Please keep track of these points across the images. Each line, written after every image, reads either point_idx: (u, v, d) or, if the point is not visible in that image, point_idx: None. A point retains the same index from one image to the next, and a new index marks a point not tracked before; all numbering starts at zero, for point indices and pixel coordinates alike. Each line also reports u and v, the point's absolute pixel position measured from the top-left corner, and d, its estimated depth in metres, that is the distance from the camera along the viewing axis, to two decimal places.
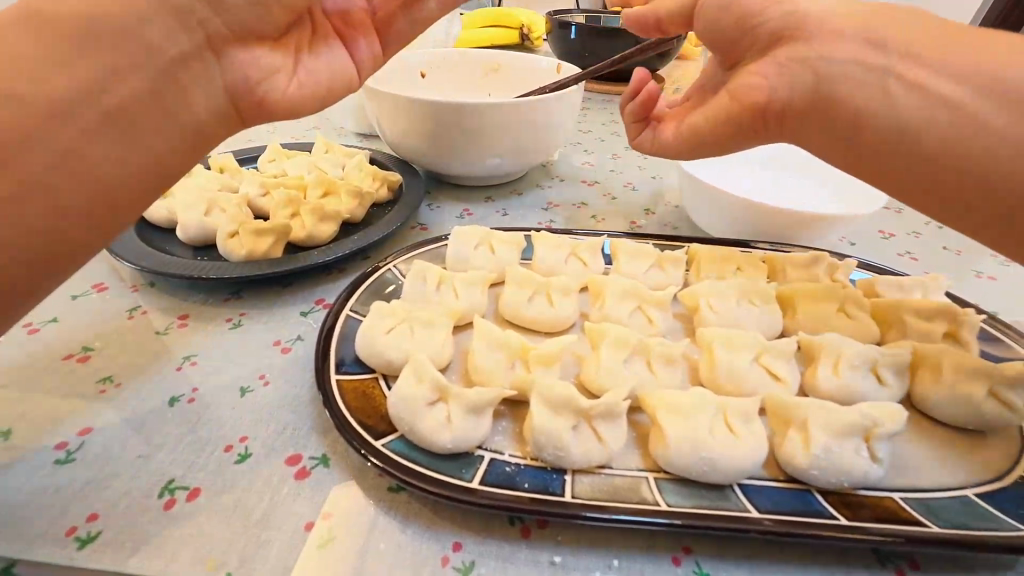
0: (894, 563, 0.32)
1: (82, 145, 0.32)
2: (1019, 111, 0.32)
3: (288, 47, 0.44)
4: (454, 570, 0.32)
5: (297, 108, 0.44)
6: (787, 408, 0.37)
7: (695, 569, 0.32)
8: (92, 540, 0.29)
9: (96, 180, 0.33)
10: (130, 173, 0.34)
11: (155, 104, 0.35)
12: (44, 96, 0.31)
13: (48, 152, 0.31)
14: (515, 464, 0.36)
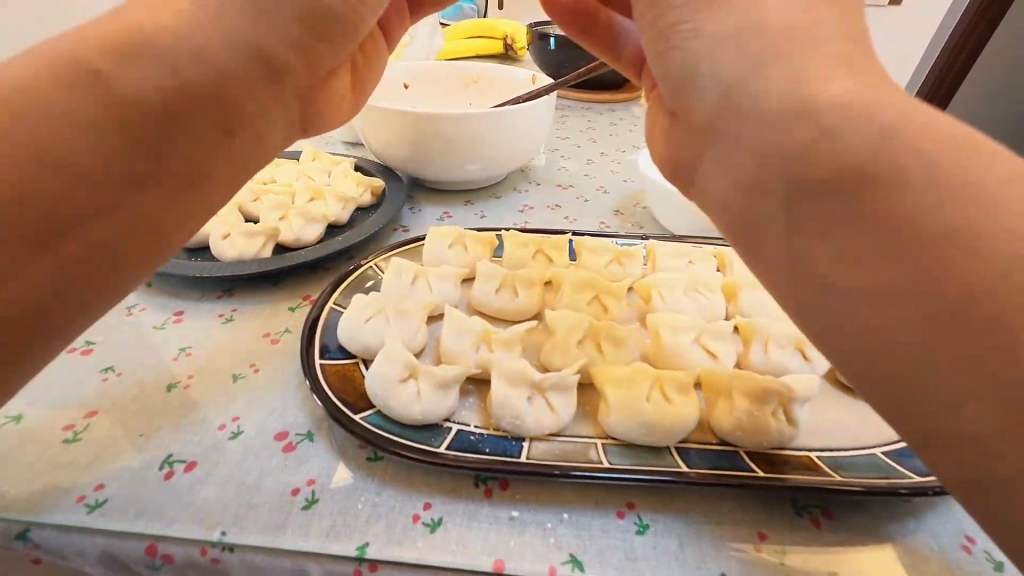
0: (809, 511, 0.38)
1: (144, 177, 0.28)
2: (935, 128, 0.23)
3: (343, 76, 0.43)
4: (423, 526, 0.36)
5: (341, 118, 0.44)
6: (718, 379, 0.42)
7: (637, 521, 0.37)
8: (99, 506, 0.36)
9: (140, 215, 0.29)
10: (169, 209, 0.30)
11: (226, 134, 0.31)
12: (115, 121, 0.27)
13: (107, 186, 0.27)
14: (479, 434, 0.40)
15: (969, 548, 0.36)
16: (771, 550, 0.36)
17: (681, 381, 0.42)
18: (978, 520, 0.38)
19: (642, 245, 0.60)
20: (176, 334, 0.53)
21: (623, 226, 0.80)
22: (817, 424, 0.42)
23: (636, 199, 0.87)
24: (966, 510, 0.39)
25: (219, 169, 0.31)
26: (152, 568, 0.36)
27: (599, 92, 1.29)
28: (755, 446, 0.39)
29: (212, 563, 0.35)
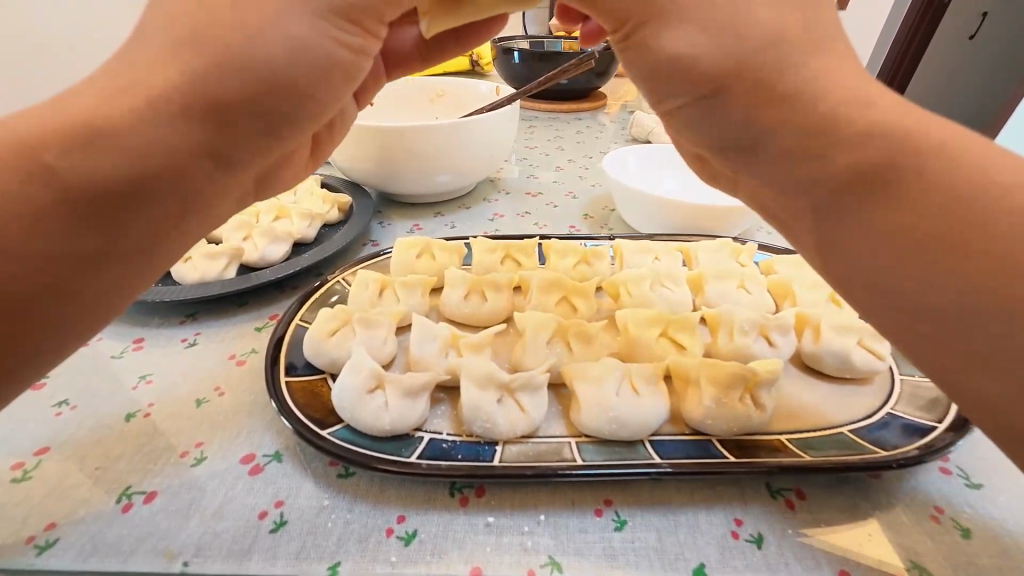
0: (783, 493, 0.39)
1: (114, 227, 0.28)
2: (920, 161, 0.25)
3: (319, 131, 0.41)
4: (397, 539, 0.35)
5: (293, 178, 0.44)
6: (686, 370, 0.43)
7: (615, 518, 0.37)
8: (50, 546, 0.34)
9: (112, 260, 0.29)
10: (133, 267, 0.30)
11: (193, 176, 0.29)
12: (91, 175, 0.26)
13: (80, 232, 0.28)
14: (451, 441, 0.39)
15: (937, 517, 0.37)
16: (748, 534, 0.36)
17: (650, 374, 0.42)
18: (943, 489, 0.39)
19: (609, 245, 0.60)
20: (136, 362, 0.51)
21: (592, 228, 0.81)
22: (786, 407, 0.43)
23: (603, 202, 0.88)
24: (932, 479, 0.40)
25: (181, 227, 0.30)
26: None
27: (564, 102, 1.32)
28: (726, 433, 0.39)
29: None
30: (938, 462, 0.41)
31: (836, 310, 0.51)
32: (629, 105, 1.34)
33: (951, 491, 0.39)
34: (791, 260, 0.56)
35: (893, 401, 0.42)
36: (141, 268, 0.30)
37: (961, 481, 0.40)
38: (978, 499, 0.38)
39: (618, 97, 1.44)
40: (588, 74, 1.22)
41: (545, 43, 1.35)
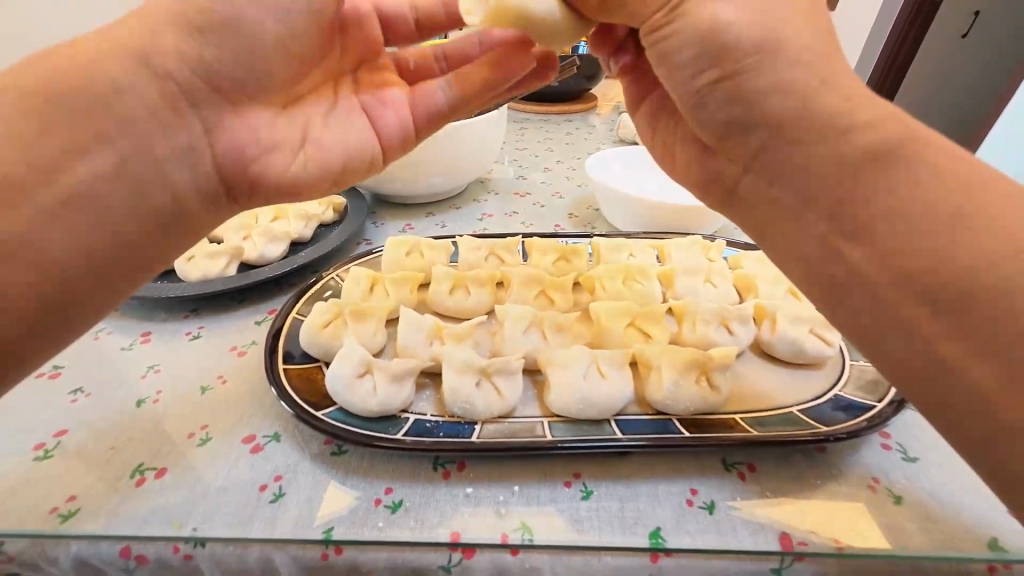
0: (736, 466, 0.43)
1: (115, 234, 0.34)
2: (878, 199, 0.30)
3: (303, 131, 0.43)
4: (385, 508, 0.39)
5: (298, 184, 0.42)
6: (649, 356, 0.47)
7: (582, 488, 0.41)
8: (73, 515, 0.38)
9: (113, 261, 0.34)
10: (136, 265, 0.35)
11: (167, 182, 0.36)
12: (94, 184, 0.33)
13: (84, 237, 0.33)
14: (434, 421, 0.43)
15: (873, 487, 0.41)
16: (701, 502, 0.40)
17: (617, 360, 0.46)
18: (882, 463, 0.43)
19: (588, 243, 0.64)
20: (144, 354, 0.55)
21: (576, 227, 0.85)
22: (742, 390, 0.47)
23: (588, 202, 0.92)
24: (873, 454, 0.44)
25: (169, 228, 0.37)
26: (126, 569, 0.38)
27: (555, 104, 1.36)
28: (684, 412, 0.43)
29: (184, 559, 0.38)
30: (880, 439, 0.45)
31: (796, 301, 0.54)
32: (619, 107, 1.38)
33: (889, 464, 0.43)
34: (757, 256, 0.60)
35: (840, 384, 0.46)
36: (125, 271, 0.35)
37: (899, 455, 0.44)
38: (913, 472, 0.42)
39: (609, 99, 1.47)
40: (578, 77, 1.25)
41: None
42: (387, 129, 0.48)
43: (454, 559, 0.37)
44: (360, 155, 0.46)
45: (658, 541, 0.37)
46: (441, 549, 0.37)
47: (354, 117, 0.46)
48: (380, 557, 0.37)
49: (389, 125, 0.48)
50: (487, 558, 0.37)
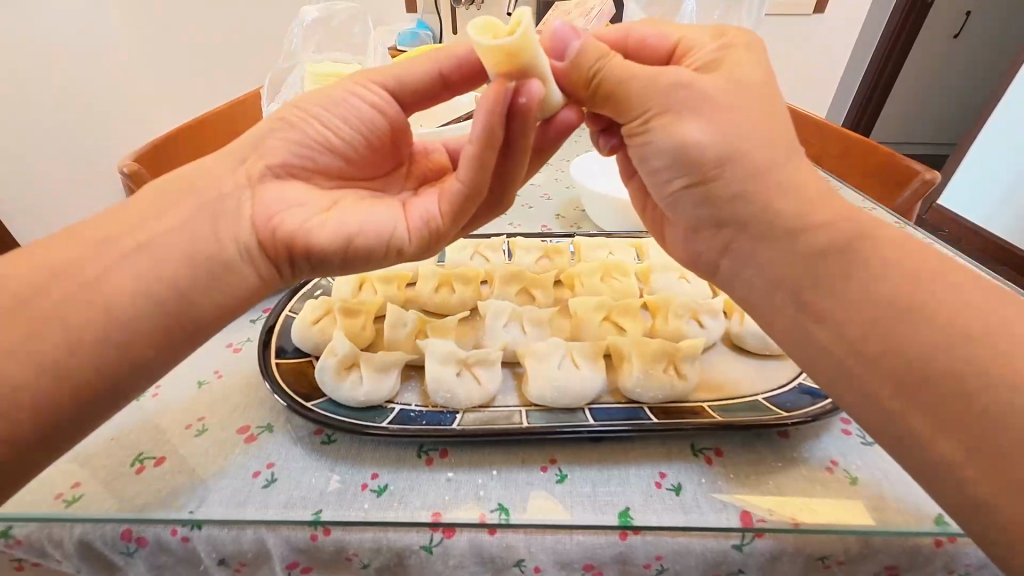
0: (704, 451, 0.45)
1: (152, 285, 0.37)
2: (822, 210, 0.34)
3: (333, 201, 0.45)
4: (371, 491, 0.42)
5: (310, 235, 0.42)
6: (622, 347, 0.50)
7: (558, 472, 0.43)
8: (77, 500, 0.41)
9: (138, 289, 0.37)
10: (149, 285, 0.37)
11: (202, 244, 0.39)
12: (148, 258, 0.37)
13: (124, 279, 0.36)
14: (418, 410, 0.46)
15: (831, 469, 0.44)
16: (669, 484, 0.43)
17: (590, 351, 0.49)
18: (842, 446, 0.46)
19: (570, 242, 0.67)
20: None
21: (563, 227, 0.88)
22: (710, 379, 0.50)
23: (575, 202, 0.95)
24: (834, 439, 0.46)
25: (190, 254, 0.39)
26: (127, 552, 0.41)
27: None
28: (653, 400, 0.46)
29: (182, 541, 0.40)
30: (841, 425, 0.48)
31: None
32: None
33: (849, 449, 0.45)
34: None
35: (803, 372, 0.49)
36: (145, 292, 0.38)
37: (858, 439, 0.46)
38: (870, 455, 0.45)
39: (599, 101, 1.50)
40: None
41: None
42: (415, 217, 0.46)
43: (436, 538, 0.40)
44: (374, 228, 0.43)
45: (627, 519, 0.40)
46: (424, 529, 0.40)
47: (384, 206, 0.46)
48: (366, 537, 0.40)
49: (417, 212, 0.46)
50: (467, 538, 0.40)
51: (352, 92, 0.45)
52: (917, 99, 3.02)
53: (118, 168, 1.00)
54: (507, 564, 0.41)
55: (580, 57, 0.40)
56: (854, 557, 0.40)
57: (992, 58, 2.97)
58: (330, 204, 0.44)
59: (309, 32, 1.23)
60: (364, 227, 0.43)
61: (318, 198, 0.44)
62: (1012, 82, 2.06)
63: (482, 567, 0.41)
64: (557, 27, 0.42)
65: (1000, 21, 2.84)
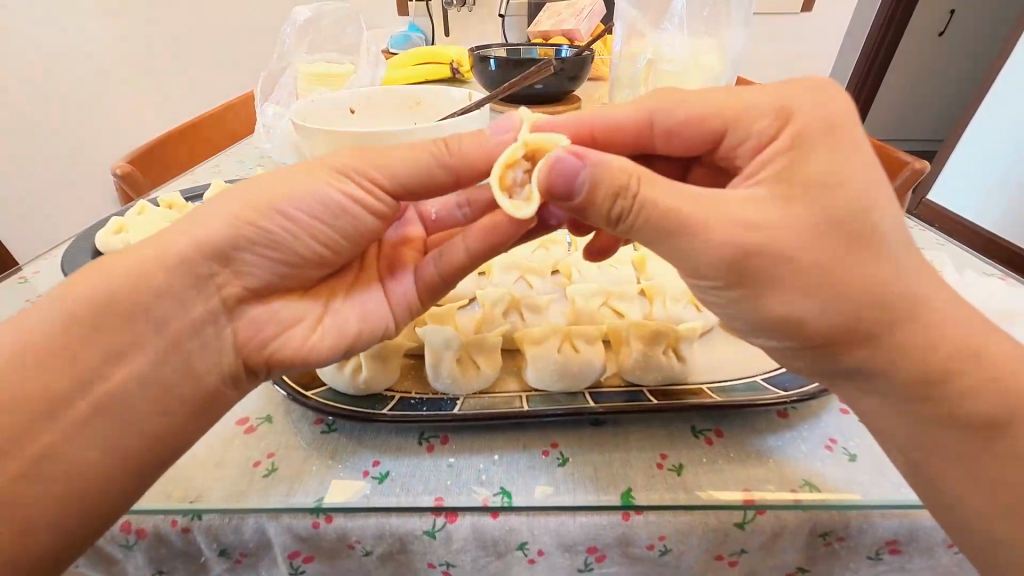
0: (704, 432, 0.45)
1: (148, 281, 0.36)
2: (820, 184, 0.34)
3: (319, 298, 0.45)
4: (372, 478, 0.42)
5: (311, 356, 0.43)
6: (620, 331, 0.50)
7: (559, 456, 0.43)
8: None
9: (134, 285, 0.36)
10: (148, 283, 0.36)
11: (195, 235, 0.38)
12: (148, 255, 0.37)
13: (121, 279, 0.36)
14: (418, 398, 0.46)
15: (830, 447, 0.44)
16: (670, 465, 0.43)
17: (589, 335, 0.49)
18: (840, 425, 0.46)
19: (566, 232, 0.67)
20: None
21: None
22: (708, 362, 0.50)
23: None
24: (832, 418, 0.47)
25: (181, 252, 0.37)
26: (126, 545, 0.41)
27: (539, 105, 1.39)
28: (654, 381, 0.46)
29: (182, 533, 0.40)
30: (839, 404, 0.48)
31: None
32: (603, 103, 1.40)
33: (846, 427, 0.46)
34: None
35: None
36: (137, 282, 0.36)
37: (856, 418, 0.47)
38: (869, 432, 0.45)
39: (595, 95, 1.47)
40: (561, 78, 1.26)
41: (522, 51, 1.45)
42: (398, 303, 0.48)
43: (439, 523, 0.40)
44: (371, 331, 0.46)
45: (629, 500, 0.40)
46: (427, 514, 0.40)
47: (369, 296, 0.47)
48: (368, 523, 0.40)
49: (399, 296, 0.47)
50: (469, 522, 0.40)
51: (338, 189, 0.42)
52: (904, 95, 3.07)
53: (111, 169, 1.00)
54: (509, 547, 0.41)
55: (600, 188, 0.38)
56: (854, 531, 0.40)
57: (977, 55, 3.02)
58: (319, 311, 0.45)
59: (303, 31, 1.22)
60: (359, 329, 0.45)
61: (308, 305, 0.44)
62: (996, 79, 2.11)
63: (484, 551, 0.41)
64: (559, 159, 0.38)
65: (983, 19, 2.90)
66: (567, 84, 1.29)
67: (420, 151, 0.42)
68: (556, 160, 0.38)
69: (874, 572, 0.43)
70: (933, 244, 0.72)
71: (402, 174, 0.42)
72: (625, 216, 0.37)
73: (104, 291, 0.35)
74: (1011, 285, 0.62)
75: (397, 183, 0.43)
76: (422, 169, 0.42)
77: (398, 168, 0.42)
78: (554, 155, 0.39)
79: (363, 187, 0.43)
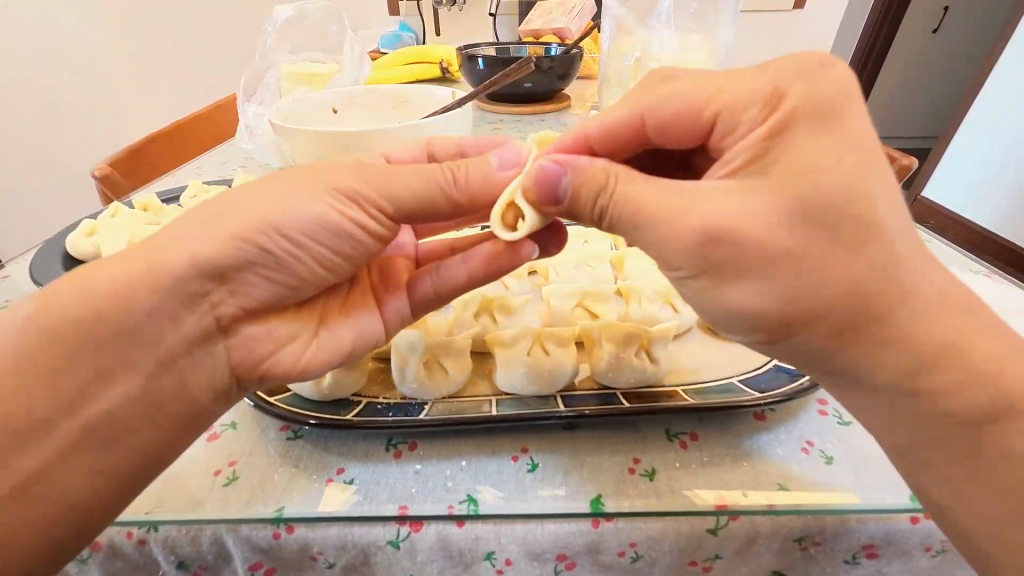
0: (678, 436, 0.44)
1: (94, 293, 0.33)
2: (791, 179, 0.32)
3: (311, 315, 0.43)
4: (336, 486, 0.41)
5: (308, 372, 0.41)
6: (593, 332, 0.49)
7: (529, 462, 0.42)
8: None
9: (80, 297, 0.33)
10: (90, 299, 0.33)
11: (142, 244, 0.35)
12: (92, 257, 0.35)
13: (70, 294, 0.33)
14: (385, 403, 0.44)
15: (807, 449, 0.43)
16: (643, 470, 0.41)
17: (560, 337, 0.48)
18: (818, 427, 0.45)
19: None
20: None
21: None
22: (684, 363, 0.49)
23: None
24: (811, 420, 0.46)
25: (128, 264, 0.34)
26: (81, 558, 0.39)
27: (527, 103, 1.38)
28: (626, 384, 0.45)
29: (138, 545, 0.39)
30: (818, 405, 0.47)
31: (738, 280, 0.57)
32: (592, 101, 1.39)
33: (825, 429, 0.45)
34: None
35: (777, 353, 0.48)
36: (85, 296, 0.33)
37: (834, 419, 0.45)
38: (847, 434, 0.44)
39: (585, 93, 1.46)
40: (548, 76, 1.25)
41: (511, 49, 1.44)
42: (390, 318, 0.47)
43: (403, 532, 0.39)
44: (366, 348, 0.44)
45: (599, 507, 0.38)
46: (391, 523, 0.39)
47: (364, 314, 0.45)
48: (331, 533, 0.39)
49: (392, 312, 0.46)
50: (435, 530, 0.39)
51: (340, 212, 0.39)
52: (898, 92, 3.07)
53: (90, 171, 0.98)
54: (476, 557, 0.40)
55: (581, 189, 0.38)
56: (830, 536, 0.39)
57: (970, 52, 3.02)
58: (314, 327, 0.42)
59: (285, 30, 1.20)
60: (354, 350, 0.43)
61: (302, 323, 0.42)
62: (989, 76, 2.11)
63: (451, 561, 0.40)
64: (540, 166, 0.39)
65: (977, 15, 2.89)
66: (556, 82, 1.28)
67: (430, 180, 0.39)
68: (539, 167, 0.39)
69: None
70: (920, 241, 0.71)
71: (392, 189, 0.39)
72: (606, 215, 0.38)
73: (45, 293, 0.33)
74: (996, 282, 0.61)
75: (401, 210, 0.40)
76: (430, 202, 0.40)
77: (400, 190, 0.39)
78: (535, 163, 0.40)
79: (370, 215, 0.40)
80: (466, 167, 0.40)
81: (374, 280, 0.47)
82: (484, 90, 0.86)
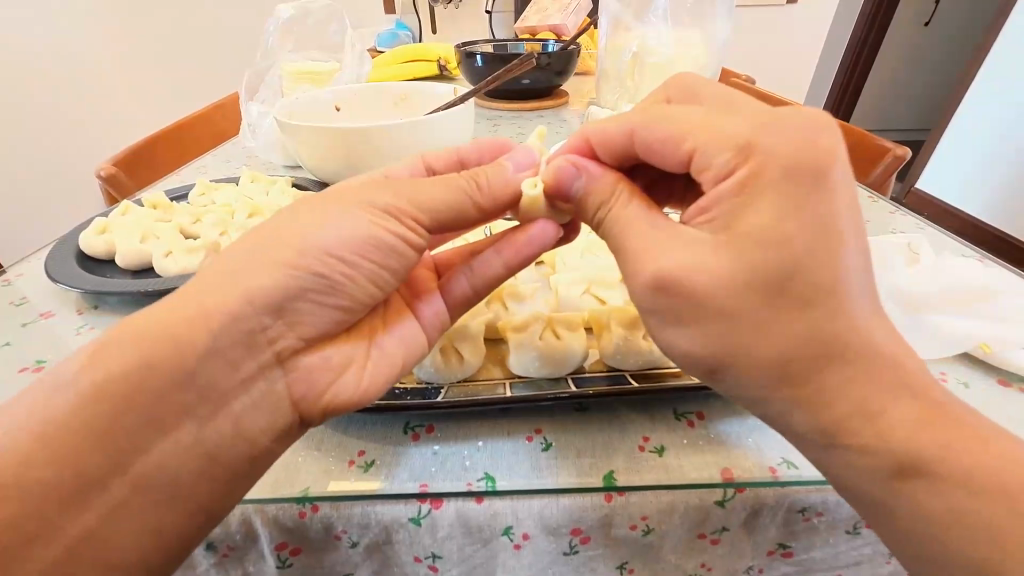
0: (686, 415, 0.46)
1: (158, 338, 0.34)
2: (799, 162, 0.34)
3: (360, 336, 0.43)
4: (357, 468, 0.42)
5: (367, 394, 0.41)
6: (601, 316, 0.51)
7: (543, 441, 0.44)
8: None
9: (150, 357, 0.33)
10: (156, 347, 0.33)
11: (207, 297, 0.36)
12: None
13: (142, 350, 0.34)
14: (402, 387, 0.45)
15: None
16: (652, 447, 0.43)
17: (570, 321, 0.49)
18: None
19: None
20: None
21: None
22: None
23: None
24: None
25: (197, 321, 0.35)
26: None
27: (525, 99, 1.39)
28: (634, 365, 0.47)
29: None
30: None
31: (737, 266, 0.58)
32: (589, 96, 1.40)
33: None
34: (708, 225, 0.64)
35: None
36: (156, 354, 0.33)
37: None
38: None
39: (582, 89, 1.47)
40: (547, 72, 1.26)
41: (508, 46, 1.45)
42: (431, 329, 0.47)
43: (424, 510, 0.41)
44: (415, 358, 0.45)
45: (611, 481, 0.40)
46: (412, 501, 0.41)
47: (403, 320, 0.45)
48: (355, 511, 0.41)
49: (430, 316, 0.46)
50: (454, 507, 0.41)
51: (381, 227, 0.40)
52: (890, 86, 3.10)
53: (96, 172, 0.99)
54: (494, 532, 0.42)
55: (590, 195, 0.41)
56: (832, 505, 0.41)
57: (961, 45, 3.06)
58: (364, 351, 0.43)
59: (287, 30, 1.22)
60: (407, 359, 0.44)
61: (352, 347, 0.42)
62: (978, 69, 2.13)
63: (470, 537, 0.42)
64: (559, 165, 0.42)
65: (967, 8, 2.92)
66: (553, 78, 1.29)
67: (455, 188, 0.41)
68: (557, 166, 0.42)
69: (852, 547, 0.44)
70: (913, 228, 0.73)
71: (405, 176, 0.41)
72: (601, 226, 0.41)
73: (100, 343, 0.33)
74: (987, 267, 0.63)
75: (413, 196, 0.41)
76: (458, 208, 0.42)
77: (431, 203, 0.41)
78: (558, 159, 0.43)
79: (408, 227, 0.41)
80: (485, 174, 0.43)
81: (405, 295, 0.47)
82: (485, 86, 0.87)
